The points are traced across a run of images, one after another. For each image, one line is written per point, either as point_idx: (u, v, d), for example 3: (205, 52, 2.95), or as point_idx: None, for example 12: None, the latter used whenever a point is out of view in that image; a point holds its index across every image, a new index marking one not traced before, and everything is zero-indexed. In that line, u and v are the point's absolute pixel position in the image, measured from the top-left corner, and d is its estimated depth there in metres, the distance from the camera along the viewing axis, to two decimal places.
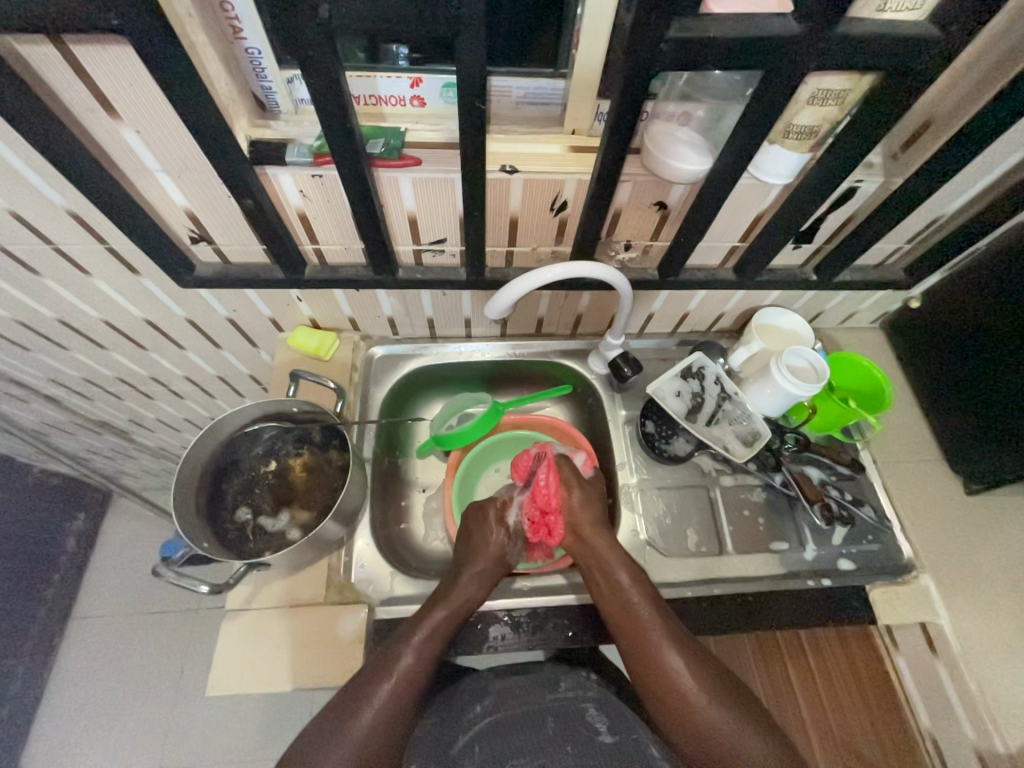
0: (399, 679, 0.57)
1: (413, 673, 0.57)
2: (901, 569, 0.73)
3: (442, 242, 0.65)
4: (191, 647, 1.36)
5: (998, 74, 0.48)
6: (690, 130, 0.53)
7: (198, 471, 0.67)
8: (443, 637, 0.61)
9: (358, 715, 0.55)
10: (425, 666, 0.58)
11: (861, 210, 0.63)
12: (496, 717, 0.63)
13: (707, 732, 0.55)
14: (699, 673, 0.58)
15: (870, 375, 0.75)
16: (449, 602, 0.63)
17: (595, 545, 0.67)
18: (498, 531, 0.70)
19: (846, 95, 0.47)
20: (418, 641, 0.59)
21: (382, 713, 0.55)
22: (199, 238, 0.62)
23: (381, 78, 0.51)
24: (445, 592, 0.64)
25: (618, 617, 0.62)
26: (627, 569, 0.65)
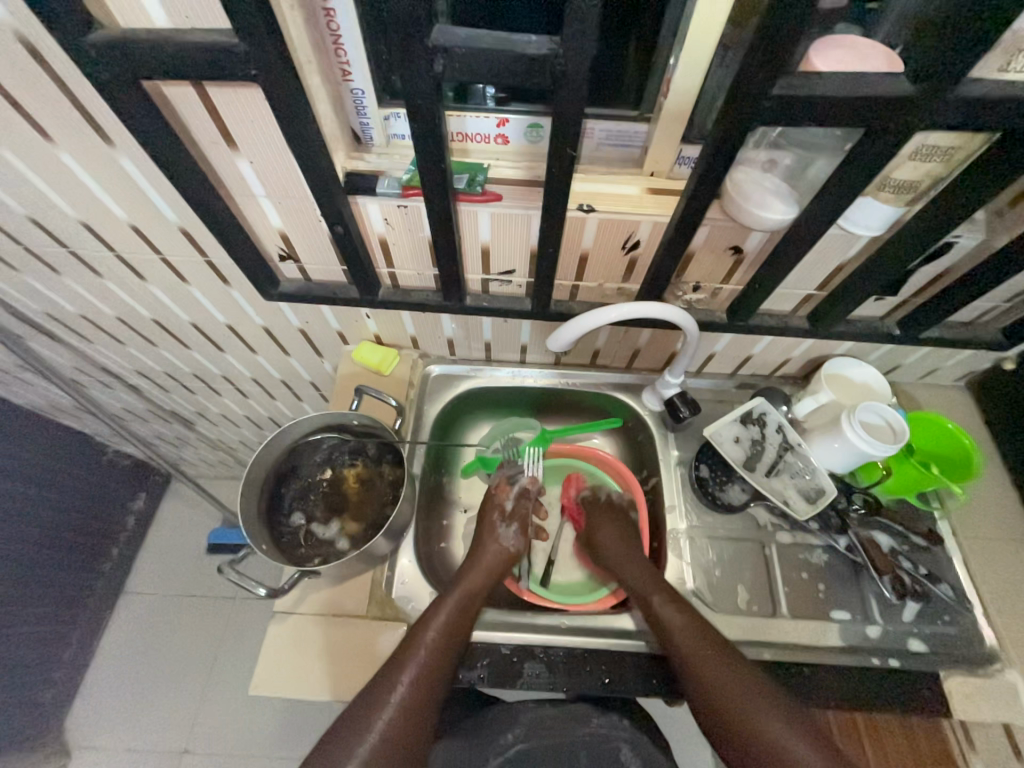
0: (431, 644, 0.60)
1: (440, 644, 0.60)
2: (983, 658, 0.66)
3: (511, 272, 0.66)
4: (227, 634, 1.42)
5: None
6: (776, 178, 0.52)
7: (263, 473, 0.70)
8: (448, 638, 0.61)
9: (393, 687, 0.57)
10: (445, 641, 0.61)
11: (956, 266, 0.60)
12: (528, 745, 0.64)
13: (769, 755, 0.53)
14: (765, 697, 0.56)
15: (957, 441, 0.69)
16: (464, 583, 0.67)
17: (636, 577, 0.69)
18: (496, 516, 0.77)
19: (955, 152, 0.45)
20: (444, 614, 0.63)
21: (418, 679, 0.57)
22: (287, 256, 0.66)
23: (470, 117, 0.53)
24: (464, 577, 0.68)
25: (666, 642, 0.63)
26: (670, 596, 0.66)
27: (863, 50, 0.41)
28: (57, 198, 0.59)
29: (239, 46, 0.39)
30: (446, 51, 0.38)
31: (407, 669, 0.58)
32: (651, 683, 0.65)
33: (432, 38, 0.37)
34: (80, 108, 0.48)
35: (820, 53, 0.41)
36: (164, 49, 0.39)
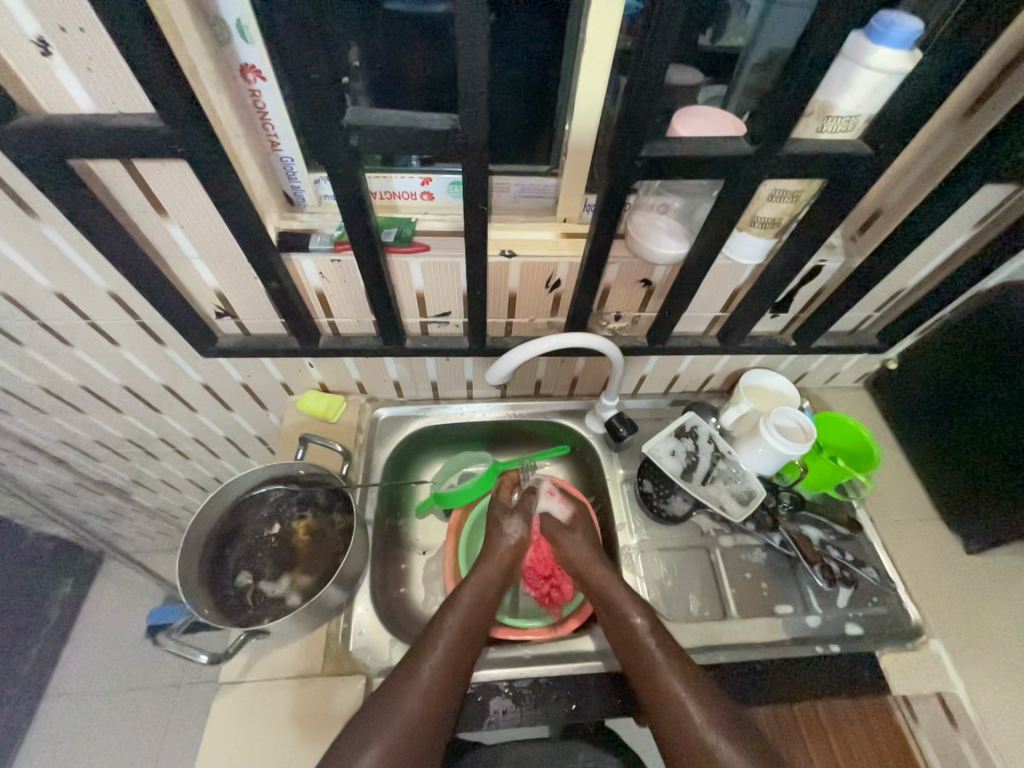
0: (447, 638, 0.63)
1: (455, 638, 0.63)
2: (910, 633, 0.72)
3: (447, 315, 0.70)
4: (170, 728, 1.28)
5: (926, 181, 0.56)
6: (669, 219, 0.60)
7: (204, 535, 0.68)
8: (467, 625, 0.65)
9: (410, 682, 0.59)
10: (458, 636, 0.64)
11: (829, 284, 0.69)
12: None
13: (701, 756, 0.56)
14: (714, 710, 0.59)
15: (859, 435, 0.78)
16: (478, 574, 0.71)
17: (606, 584, 0.69)
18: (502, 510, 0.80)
19: (800, 194, 0.54)
20: (461, 609, 0.66)
21: (437, 671, 0.60)
22: (224, 313, 0.67)
23: (396, 177, 0.58)
24: (479, 566, 0.72)
25: (628, 651, 0.64)
26: (630, 601, 0.67)
27: (713, 118, 0.50)
28: None
29: (164, 127, 0.42)
30: (359, 128, 0.42)
31: (423, 665, 0.60)
32: (615, 702, 0.66)
33: (345, 118, 0.42)
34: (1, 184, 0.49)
35: (680, 121, 0.49)
36: (90, 132, 0.41)
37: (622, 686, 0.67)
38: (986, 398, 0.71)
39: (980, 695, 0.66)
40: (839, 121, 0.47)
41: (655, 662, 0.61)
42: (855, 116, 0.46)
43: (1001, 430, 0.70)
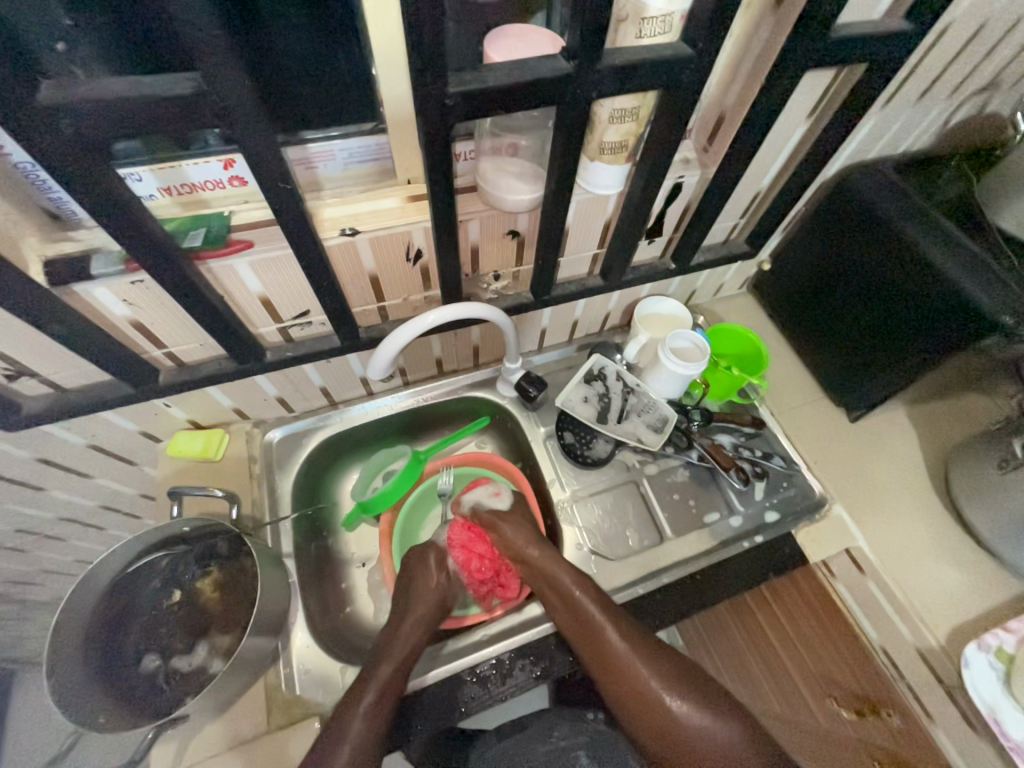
0: (365, 719, 0.57)
1: (376, 719, 0.57)
2: (816, 505, 0.80)
3: (306, 313, 0.62)
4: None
5: (756, 78, 0.55)
6: (519, 161, 0.55)
7: (82, 632, 0.58)
8: (389, 701, 0.59)
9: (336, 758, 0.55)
10: (381, 715, 0.58)
11: (692, 200, 0.69)
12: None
13: (671, 729, 0.60)
14: (668, 676, 0.62)
15: (746, 339, 0.83)
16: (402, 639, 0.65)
17: (563, 588, 0.66)
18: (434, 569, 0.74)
19: (639, 111, 0.51)
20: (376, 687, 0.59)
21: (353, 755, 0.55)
22: (18, 374, 0.54)
23: (189, 165, 0.45)
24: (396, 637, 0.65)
25: (595, 653, 0.63)
26: (593, 598, 0.65)
27: (529, 37, 0.44)
28: None
29: None
30: (67, 108, 0.32)
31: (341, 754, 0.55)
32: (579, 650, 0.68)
33: (41, 97, 0.31)
34: None
35: (492, 46, 0.43)
36: None
37: None
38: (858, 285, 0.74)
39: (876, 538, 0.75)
40: (656, 24, 0.44)
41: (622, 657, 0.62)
42: (669, 16, 0.43)
43: (860, 308, 0.75)
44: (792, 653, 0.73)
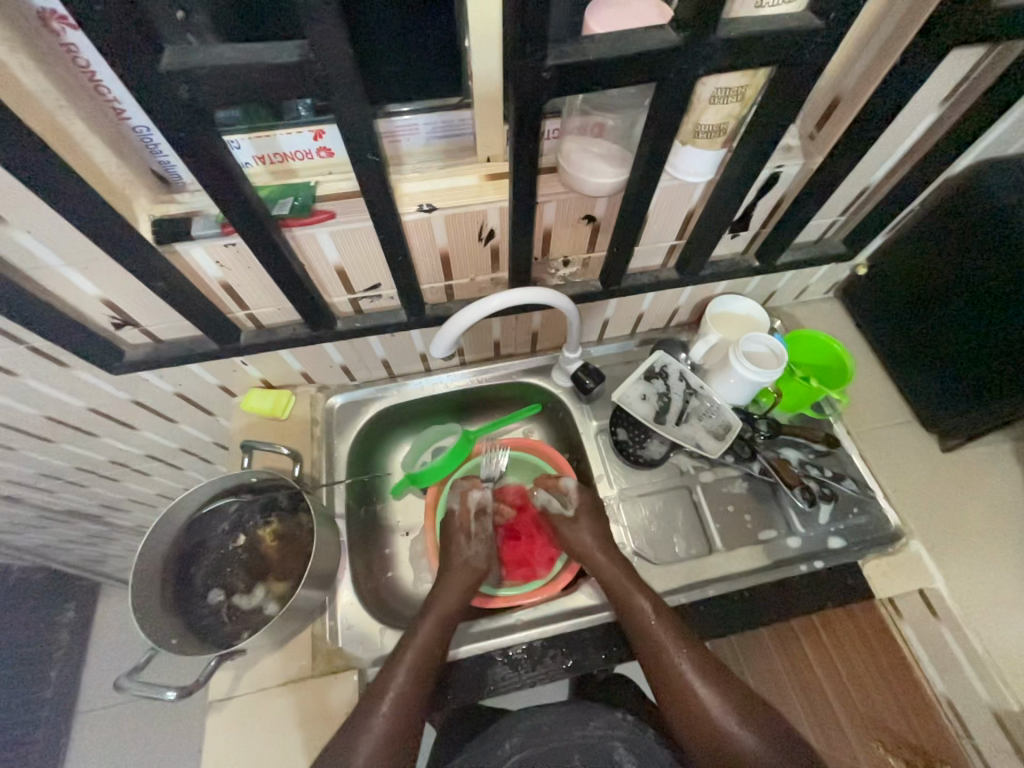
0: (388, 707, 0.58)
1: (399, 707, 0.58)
2: (889, 537, 0.73)
3: (377, 287, 0.63)
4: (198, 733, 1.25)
5: (885, 57, 0.49)
6: (605, 142, 0.52)
7: (160, 561, 0.64)
8: (433, 662, 0.61)
9: (370, 719, 0.57)
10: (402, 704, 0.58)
11: (788, 192, 0.63)
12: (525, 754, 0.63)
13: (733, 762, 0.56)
14: (735, 705, 0.59)
15: (830, 349, 0.75)
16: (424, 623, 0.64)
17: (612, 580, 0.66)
18: (462, 536, 0.75)
19: (746, 91, 0.46)
20: (412, 652, 0.61)
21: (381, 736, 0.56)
22: (123, 323, 0.59)
23: (282, 135, 0.47)
24: (435, 598, 0.67)
25: (649, 658, 0.62)
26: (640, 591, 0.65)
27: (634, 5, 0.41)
28: None
29: None
30: (185, 74, 0.34)
31: (380, 711, 0.57)
32: (614, 649, 0.67)
33: (164, 62, 0.33)
34: None
35: (594, 15, 0.41)
36: None
37: (613, 637, 0.67)
38: (978, 296, 0.66)
39: (958, 582, 0.68)
40: None
41: (667, 656, 0.61)
42: None
43: (973, 321, 0.67)
44: (843, 702, 0.67)
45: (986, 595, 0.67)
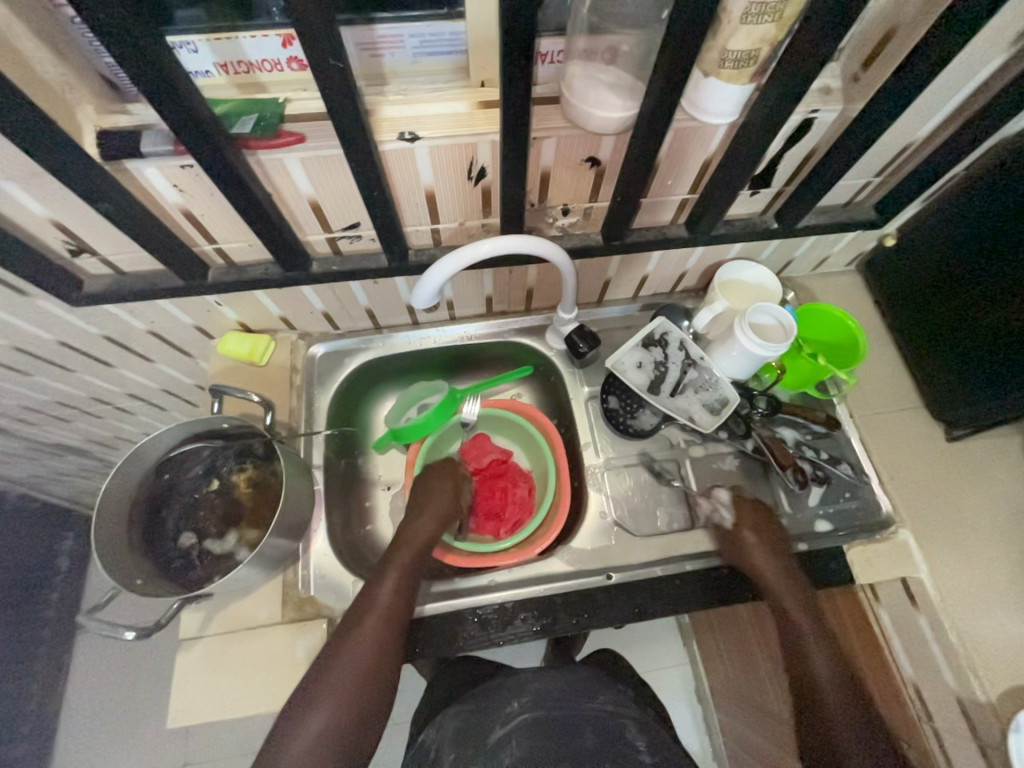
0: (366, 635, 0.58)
1: (375, 636, 0.58)
2: (879, 524, 0.71)
3: (356, 227, 0.58)
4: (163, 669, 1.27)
5: None
6: (615, 70, 0.46)
7: (129, 502, 0.63)
8: (406, 585, 0.62)
9: (350, 641, 0.58)
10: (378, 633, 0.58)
11: (820, 145, 0.56)
12: (535, 715, 0.63)
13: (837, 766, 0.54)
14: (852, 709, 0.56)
15: (844, 325, 0.70)
16: (399, 558, 0.64)
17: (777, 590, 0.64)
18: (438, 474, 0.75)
19: (784, 8, 0.39)
20: (391, 577, 0.62)
21: (357, 676, 0.56)
22: (80, 250, 0.55)
23: (245, 39, 0.41)
24: (407, 533, 0.67)
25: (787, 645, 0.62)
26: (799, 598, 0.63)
27: None
28: None
29: None
30: None
31: (355, 634, 0.58)
32: (585, 616, 0.66)
33: None
34: None
35: None
36: None
37: (586, 605, 0.67)
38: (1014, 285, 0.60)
39: (943, 575, 0.66)
40: None
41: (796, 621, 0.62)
42: None
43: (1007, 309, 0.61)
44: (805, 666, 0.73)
45: (969, 590, 0.65)
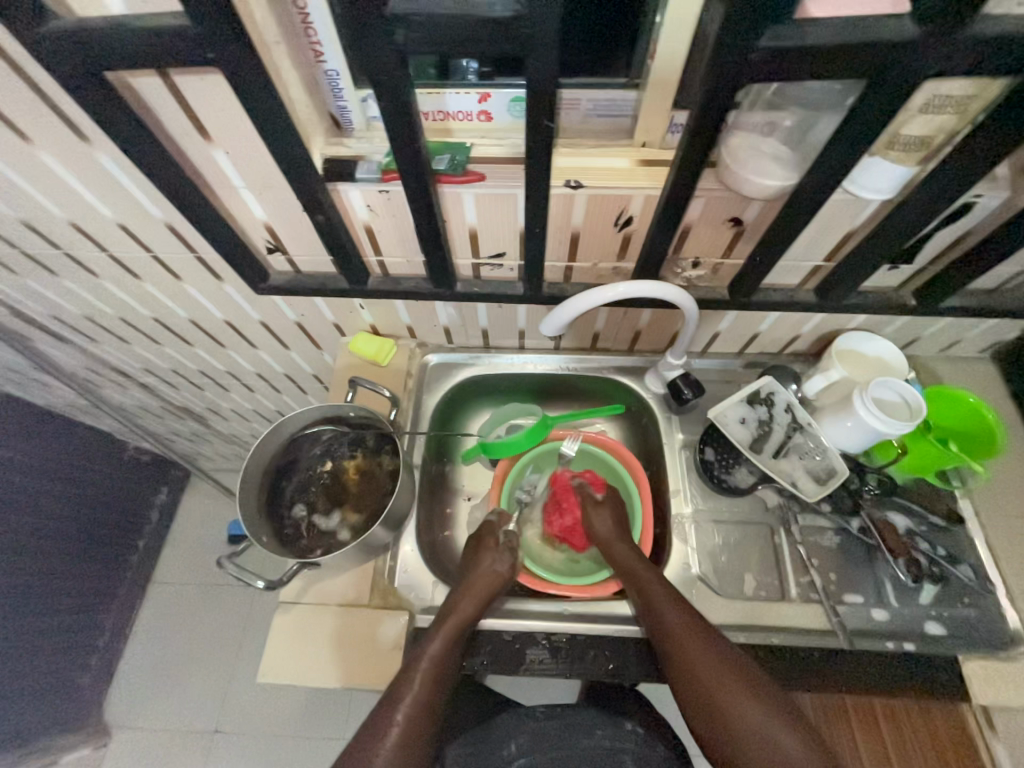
0: (426, 678, 0.59)
1: (435, 669, 0.60)
2: (1005, 642, 0.63)
3: (501, 256, 0.65)
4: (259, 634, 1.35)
5: None
6: (776, 143, 0.49)
7: (262, 467, 0.71)
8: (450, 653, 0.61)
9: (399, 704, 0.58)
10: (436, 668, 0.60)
11: (976, 229, 0.55)
12: (532, 757, 0.63)
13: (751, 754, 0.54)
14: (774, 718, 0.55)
15: (979, 414, 0.66)
16: (440, 636, 0.62)
17: (667, 621, 0.61)
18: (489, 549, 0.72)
19: (970, 102, 0.41)
20: (439, 641, 0.62)
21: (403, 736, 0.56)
22: (275, 249, 0.65)
23: (450, 94, 0.50)
24: (452, 604, 0.65)
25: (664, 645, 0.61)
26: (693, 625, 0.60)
27: None
28: (46, 201, 0.58)
29: (192, 28, 0.37)
30: (404, 19, 0.36)
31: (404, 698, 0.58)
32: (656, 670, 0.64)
33: (390, 6, 0.35)
34: (50, 103, 0.47)
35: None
36: (127, 38, 0.38)
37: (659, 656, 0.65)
38: None
39: None
40: None
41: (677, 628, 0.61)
42: None
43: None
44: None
45: None
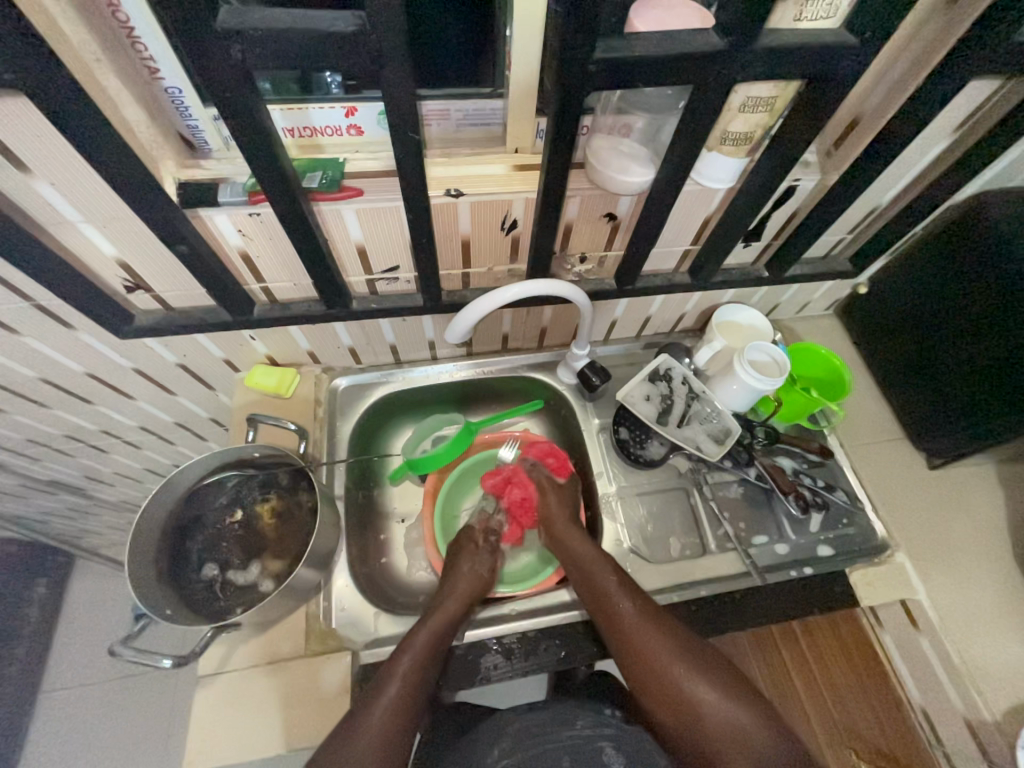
0: (424, 649, 0.61)
1: (434, 643, 0.62)
2: (876, 548, 0.75)
3: (395, 269, 0.64)
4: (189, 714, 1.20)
5: (899, 92, 0.52)
6: (632, 142, 0.54)
7: (157, 531, 0.63)
8: (447, 633, 0.63)
9: (392, 678, 0.58)
10: (419, 673, 0.59)
11: (802, 207, 0.65)
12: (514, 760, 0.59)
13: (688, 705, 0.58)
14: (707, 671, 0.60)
15: (829, 363, 0.78)
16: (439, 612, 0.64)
17: (605, 588, 0.65)
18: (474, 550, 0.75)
19: (775, 102, 0.48)
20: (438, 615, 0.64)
21: (395, 703, 0.56)
22: (136, 287, 0.59)
23: (314, 109, 0.48)
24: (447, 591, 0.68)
25: (607, 620, 0.64)
26: (624, 588, 0.65)
27: (677, 10, 0.43)
28: None
29: None
30: (239, 35, 0.34)
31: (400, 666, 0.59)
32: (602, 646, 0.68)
33: (220, 21, 0.33)
34: None
35: (639, 16, 0.42)
36: None
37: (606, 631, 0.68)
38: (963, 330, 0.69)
39: (940, 596, 0.70)
40: (820, 7, 0.42)
41: (612, 596, 0.64)
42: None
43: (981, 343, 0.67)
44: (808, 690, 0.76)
45: (966, 609, 0.69)
